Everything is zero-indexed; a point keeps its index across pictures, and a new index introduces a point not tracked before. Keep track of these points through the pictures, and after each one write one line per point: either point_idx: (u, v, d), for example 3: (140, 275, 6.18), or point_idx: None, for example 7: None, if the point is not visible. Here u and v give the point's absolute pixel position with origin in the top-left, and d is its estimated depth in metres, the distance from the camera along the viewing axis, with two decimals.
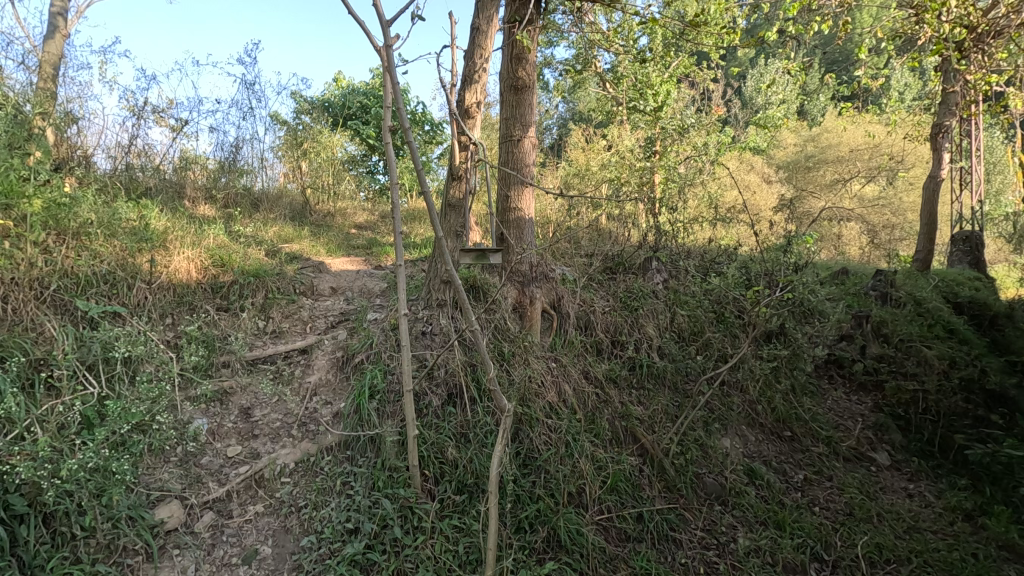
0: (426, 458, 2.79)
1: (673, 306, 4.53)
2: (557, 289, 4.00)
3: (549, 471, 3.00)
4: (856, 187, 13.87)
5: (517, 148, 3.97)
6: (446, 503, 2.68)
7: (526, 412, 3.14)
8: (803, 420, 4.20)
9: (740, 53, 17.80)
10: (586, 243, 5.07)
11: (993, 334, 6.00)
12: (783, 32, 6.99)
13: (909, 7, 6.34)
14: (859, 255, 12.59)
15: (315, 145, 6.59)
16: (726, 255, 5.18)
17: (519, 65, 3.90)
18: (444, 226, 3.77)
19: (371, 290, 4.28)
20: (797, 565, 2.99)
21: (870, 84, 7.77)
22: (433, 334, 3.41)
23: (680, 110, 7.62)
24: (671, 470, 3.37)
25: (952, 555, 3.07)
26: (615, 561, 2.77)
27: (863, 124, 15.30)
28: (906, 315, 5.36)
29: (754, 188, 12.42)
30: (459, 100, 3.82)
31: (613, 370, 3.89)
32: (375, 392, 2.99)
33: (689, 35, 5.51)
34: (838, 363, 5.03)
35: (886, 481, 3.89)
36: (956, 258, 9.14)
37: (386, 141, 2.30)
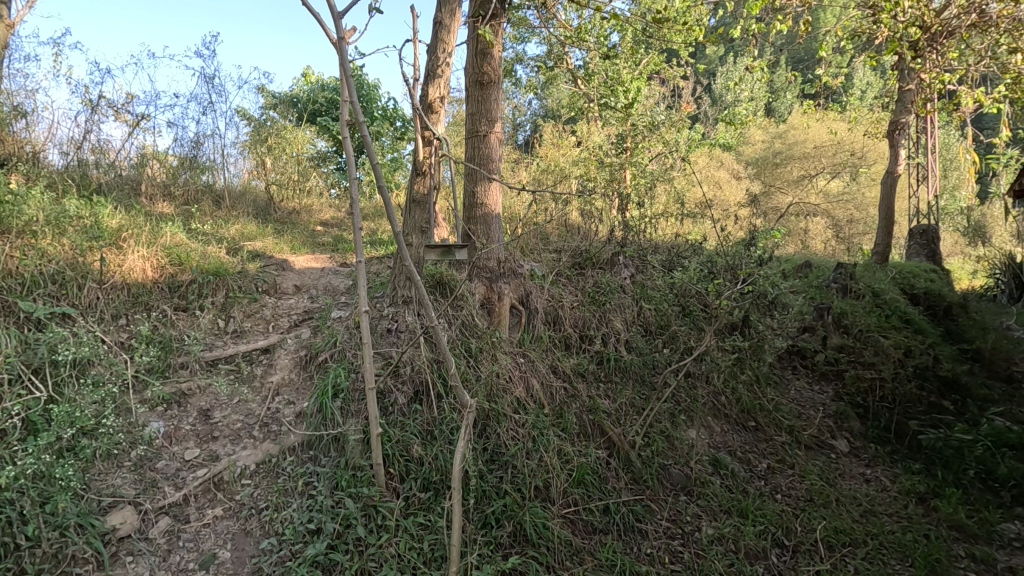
0: (390, 456, 2.76)
1: (640, 300, 4.59)
2: (525, 285, 4.03)
3: (516, 466, 2.99)
4: (822, 183, 14.27)
5: (483, 143, 3.96)
6: (411, 501, 2.66)
7: (493, 408, 3.14)
8: (767, 410, 4.30)
9: (709, 51, 18.11)
10: (556, 239, 5.12)
11: (946, 324, 6.29)
12: (747, 31, 7.16)
13: (866, 8, 6.56)
14: (824, 250, 12.95)
15: (280, 141, 6.44)
16: (692, 249, 5.26)
17: (484, 60, 3.88)
18: (408, 222, 3.73)
19: (336, 288, 4.21)
20: (759, 552, 3.05)
21: (831, 82, 8.00)
22: (399, 331, 3.39)
23: (648, 108, 7.71)
24: (638, 462, 3.41)
25: (904, 537, 3.19)
26: (581, 554, 2.79)
27: (827, 122, 15.76)
28: (864, 307, 5.55)
29: (722, 184, 12.66)
30: (423, 95, 3.78)
31: (581, 364, 3.92)
32: (339, 391, 2.95)
33: (657, 32, 5.59)
34: (801, 354, 5.12)
35: (845, 467, 3.99)
36: (913, 251, 9.46)
37: (344, 135, 2.26)
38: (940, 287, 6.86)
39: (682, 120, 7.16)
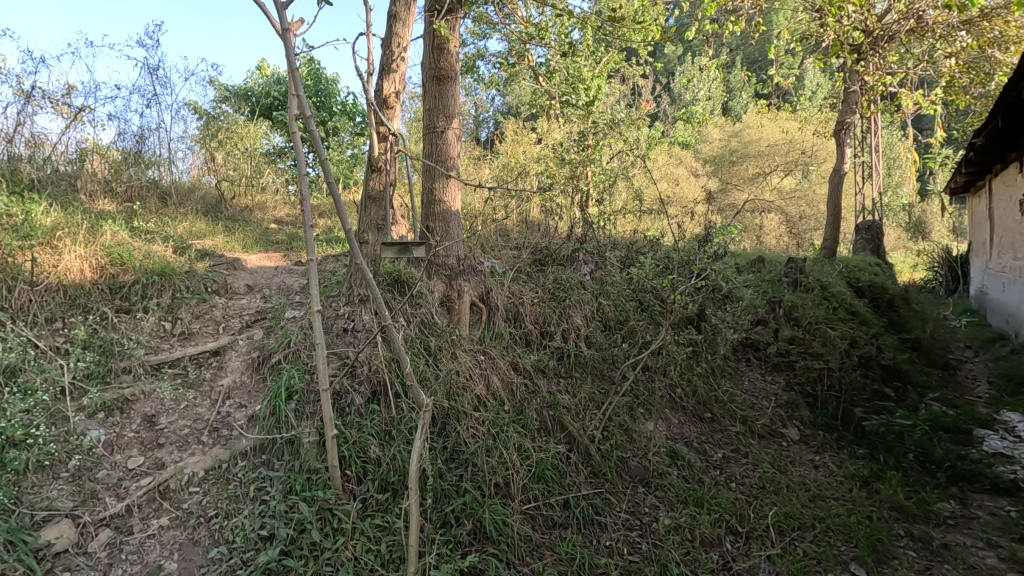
0: (346, 457, 2.71)
1: (599, 296, 4.64)
2: (485, 282, 4.02)
3: (476, 464, 2.99)
4: (776, 180, 14.77)
5: (440, 140, 3.94)
6: (368, 503, 2.62)
7: (453, 406, 3.13)
8: (722, 402, 4.41)
9: (667, 50, 18.46)
10: (516, 236, 5.13)
11: (888, 315, 6.60)
12: (703, 31, 7.34)
13: (815, 12, 6.82)
14: (777, 245, 13.40)
15: (230, 135, 6.28)
16: (650, 246, 5.36)
17: (441, 55, 3.84)
18: (364, 219, 3.66)
19: (290, 287, 4.09)
20: (714, 539, 3.13)
21: (783, 83, 8.28)
22: (355, 331, 3.33)
23: (609, 106, 7.81)
24: (597, 456, 3.46)
25: (849, 519, 3.33)
26: (541, 549, 2.81)
27: (779, 121, 16.30)
28: (813, 301, 5.77)
29: (681, 182, 12.97)
30: (377, 90, 3.71)
31: (541, 360, 3.93)
32: (293, 393, 2.87)
33: (617, 32, 5.66)
34: (755, 347, 5.26)
35: (795, 455, 4.13)
36: (860, 245, 9.89)
37: (292, 130, 2.19)
38: (883, 280, 7.20)
39: (642, 118, 7.26)
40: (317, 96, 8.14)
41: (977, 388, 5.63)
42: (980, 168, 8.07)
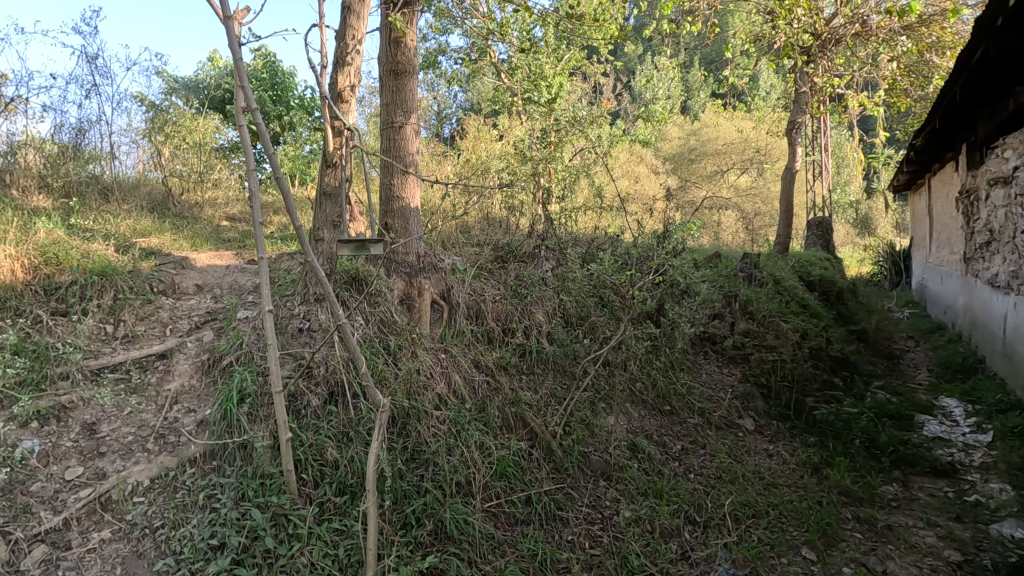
0: (302, 461, 2.64)
1: (561, 292, 4.67)
2: (446, 280, 3.98)
3: (437, 463, 2.96)
4: (733, 177, 15.18)
5: (398, 135, 3.87)
6: (325, 506, 2.56)
7: (413, 406, 3.09)
8: (681, 395, 4.50)
9: (627, 49, 18.71)
10: (477, 233, 5.11)
11: (837, 307, 6.88)
12: (661, 31, 7.46)
13: (767, 14, 7.04)
14: (734, 241, 13.78)
15: (179, 129, 5.99)
16: (611, 242, 5.42)
17: (398, 49, 3.77)
18: (319, 216, 3.55)
19: (242, 286, 3.95)
20: (673, 530, 3.19)
21: (737, 83, 8.51)
22: (311, 331, 3.25)
23: (572, 103, 7.84)
24: (559, 451, 3.47)
25: (800, 505, 3.46)
26: (503, 546, 2.80)
27: (735, 120, 16.76)
28: (767, 295, 5.96)
29: (641, 179, 13.20)
30: (332, 84, 3.61)
31: (503, 357, 3.92)
32: (245, 396, 2.78)
33: (578, 30, 5.70)
34: (712, 340, 5.44)
35: (751, 444, 4.24)
36: (811, 241, 10.27)
37: (239, 123, 2.09)
38: (832, 274, 7.50)
39: (604, 115, 7.34)
40: (274, 90, 7.94)
41: (918, 376, 5.93)
42: (920, 167, 8.51)
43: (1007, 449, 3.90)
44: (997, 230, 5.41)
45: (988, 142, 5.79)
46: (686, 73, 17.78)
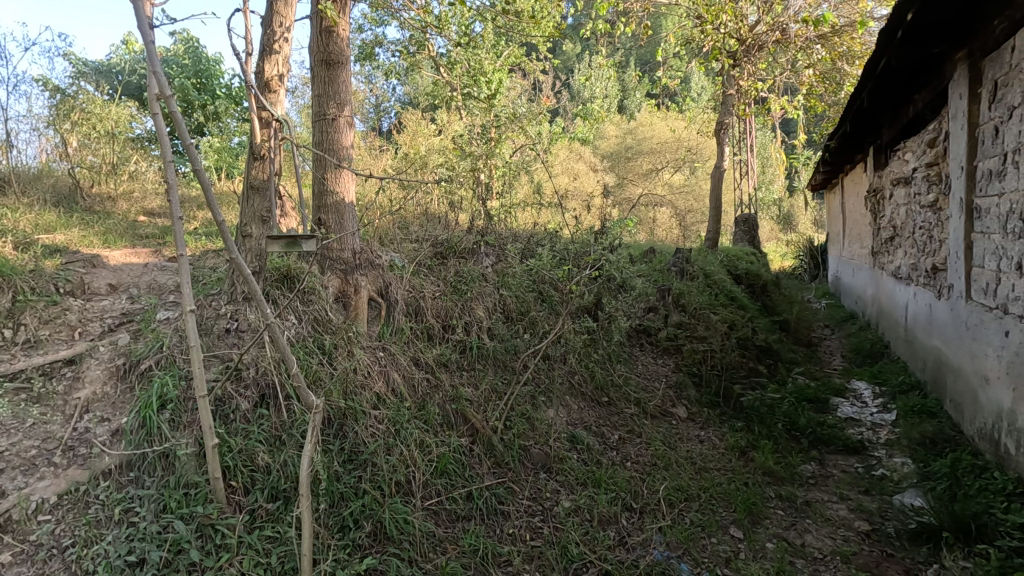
0: (231, 467, 2.52)
1: (501, 288, 4.69)
2: (384, 276, 3.94)
3: (376, 464, 2.90)
4: (667, 176, 15.75)
5: (331, 127, 3.75)
6: (257, 514, 2.45)
7: (349, 406, 3.02)
8: (618, 386, 4.63)
9: (565, 48, 19.02)
10: (417, 229, 5.05)
11: (761, 299, 7.30)
12: (597, 31, 7.64)
13: (697, 18, 7.43)
14: (669, 237, 14.30)
15: (88, 117, 5.53)
16: (550, 238, 5.50)
17: (329, 38, 3.65)
18: (246, 211, 3.34)
19: (162, 286, 3.72)
20: (611, 517, 3.27)
21: (669, 84, 8.89)
22: (239, 331, 3.11)
23: (511, 100, 7.88)
24: (500, 446, 3.48)
25: (729, 487, 3.64)
26: (444, 543, 2.79)
27: (669, 120, 17.40)
28: (698, 289, 6.24)
29: (580, 177, 13.47)
30: (258, 73, 3.41)
31: (444, 354, 3.88)
32: (166, 402, 2.61)
33: (517, 27, 5.74)
34: (647, 332, 5.55)
35: (683, 431, 4.41)
36: (738, 236, 10.84)
37: (154, 110, 1.94)
38: (757, 268, 7.95)
39: (543, 112, 7.42)
40: (199, 78, 7.85)
41: (833, 362, 6.39)
42: (834, 167, 9.13)
43: (908, 426, 4.27)
44: (900, 226, 5.90)
45: (892, 144, 6.29)
46: (623, 73, 18.26)
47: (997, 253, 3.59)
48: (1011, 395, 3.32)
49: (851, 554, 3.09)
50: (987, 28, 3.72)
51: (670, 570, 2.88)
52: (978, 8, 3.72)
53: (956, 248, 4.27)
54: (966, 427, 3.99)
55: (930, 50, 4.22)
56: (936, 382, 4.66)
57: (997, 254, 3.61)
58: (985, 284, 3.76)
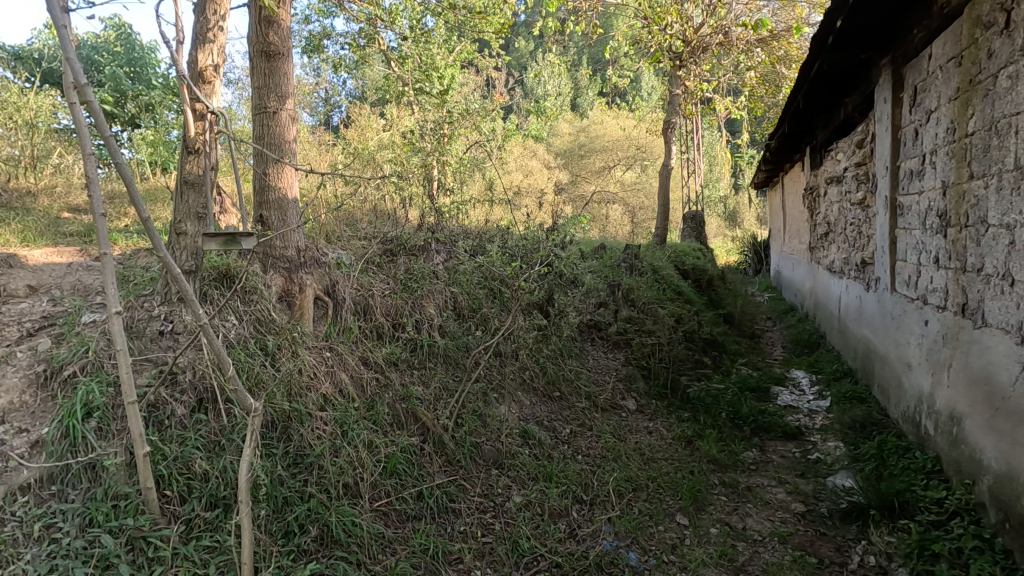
0: (165, 476, 2.40)
1: (452, 285, 4.66)
2: (330, 275, 3.88)
3: (322, 467, 2.84)
4: (618, 173, 16.07)
5: (272, 121, 3.62)
6: (193, 523, 2.35)
7: (294, 408, 2.94)
8: (569, 381, 4.69)
9: (518, 45, 19.10)
10: (366, 226, 4.96)
11: (707, 294, 7.55)
12: (548, 28, 7.69)
13: (644, 18, 7.62)
14: (621, 233, 14.61)
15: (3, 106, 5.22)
16: (502, 234, 5.52)
17: (269, 29, 3.53)
18: (180, 208, 3.10)
19: (88, 286, 3.51)
20: (562, 510, 3.32)
21: (619, 82, 9.08)
22: (174, 333, 2.97)
23: (464, 96, 7.83)
24: (451, 444, 3.47)
25: (675, 476, 3.76)
26: (393, 545, 2.75)
27: (620, 118, 17.74)
28: (646, 284, 6.41)
29: (533, 173, 13.55)
30: (190, 63, 3.16)
31: (393, 353, 3.82)
32: (92, 410, 2.46)
33: (469, 22, 5.71)
34: (598, 327, 5.64)
35: (633, 423, 4.51)
36: (685, 233, 11.18)
37: (72, 101, 1.82)
38: (702, 263, 8.23)
39: (496, 108, 7.42)
40: (133, 66, 7.58)
41: (774, 352, 6.68)
42: (775, 166, 9.54)
43: (840, 411, 4.52)
44: (833, 223, 6.22)
45: (826, 145, 6.63)
46: (575, 72, 18.50)
47: (918, 248, 3.84)
48: (930, 380, 3.56)
49: (787, 535, 3.24)
50: (907, 37, 3.96)
51: (619, 560, 2.94)
52: (901, 18, 3.95)
53: (882, 243, 4.54)
54: (892, 410, 4.24)
55: (858, 56, 4.47)
56: (866, 369, 4.95)
57: (917, 248, 3.86)
58: (908, 277, 4.01)
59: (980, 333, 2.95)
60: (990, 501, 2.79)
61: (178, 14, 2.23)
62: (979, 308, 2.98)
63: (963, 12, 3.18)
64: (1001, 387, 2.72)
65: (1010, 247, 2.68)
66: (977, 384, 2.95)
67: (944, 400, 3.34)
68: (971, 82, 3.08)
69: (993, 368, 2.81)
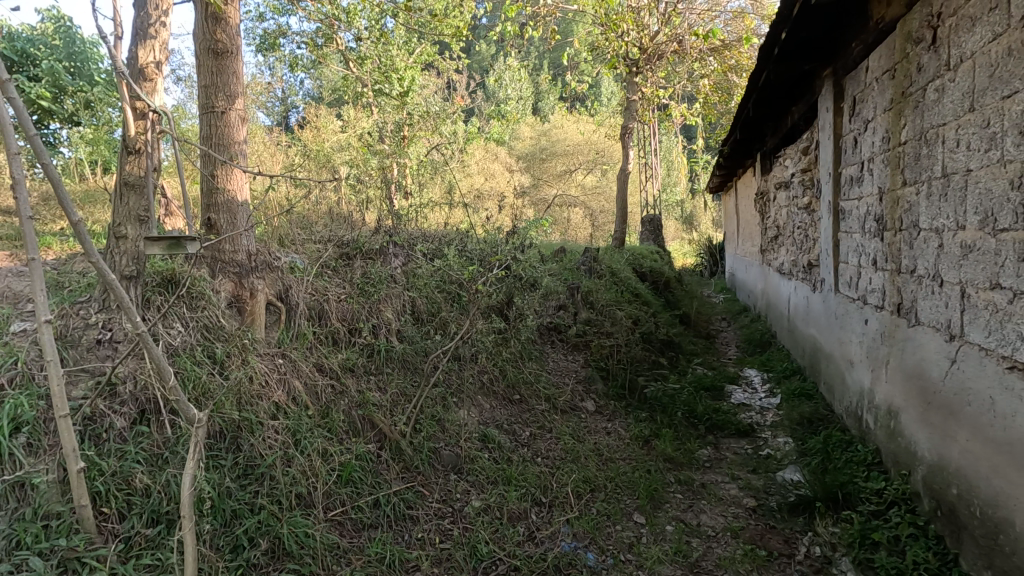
0: (102, 493, 2.29)
1: (409, 289, 4.60)
2: (283, 279, 3.80)
3: (273, 477, 2.76)
4: (579, 177, 16.29)
5: (220, 122, 3.51)
6: (133, 541, 2.24)
7: (245, 418, 2.85)
8: (529, 384, 4.71)
9: (480, 49, 19.13)
10: (321, 230, 4.86)
11: (664, 295, 7.72)
12: (508, 33, 7.73)
13: (601, 24, 7.78)
14: (582, 236, 14.80)
15: None
16: (461, 238, 5.50)
17: (217, 26, 3.42)
18: (119, 210, 2.93)
19: (19, 293, 3.30)
20: (521, 513, 3.33)
21: (578, 87, 9.22)
22: (114, 342, 2.83)
23: (424, 98, 7.78)
24: (408, 450, 3.43)
25: (633, 476, 3.82)
26: (348, 555, 2.69)
27: (580, 122, 17.98)
28: (605, 287, 6.50)
29: (495, 176, 13.58)
30: (130, 59, 3.03)
31: (349, 359, 3.74)
32: (21, 425, 2.33)
33: (429, 25, 5.68)
34: (557, 330, 5.68)
35: (592, 424, 4.55)
36: (644, 236, 11.41)
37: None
38: (659, 266, 8.42)
39: (457, 111, 7.41)
40: (73, 61, 7.20)
41: (727, 352, 6.89)
42: (728, 172, 9.85)
43: (789, 408, 4.69)
44: (782, 226, 6.46)
45: (775, 152, 6.88)
46: (536, 76, 18.67)
47: (858, 250, 4.03)
48: (870, 376, 3.73)
49: (739, 530, 3.34)
50: (845, 50, 4.16)
51: (577, 560, 2.97)
52: (840, 32, 4.15)
53: (826, 246, 4.74)
54: (837, 406, 4.43)
55: (802, 66, 4.67)
56: (813, 366, 5.15)
57: (857, 251, 4.04)
58: (849, 278, 4.20)
59: (913, 331, 3.11)
60: (923, 490, 2.94)
61: (116, 7, 2.13)
62: (912, 307, 3.14)
63: (895, 28, 3.36)
64: (932, 381, 2.87)
65: (939, 249, 2.84)
66: (911, 379, 3.12)
67: (883, 395, 3.51)
68: (903, 94, 3.25)
69: (925, 364, 2.97)
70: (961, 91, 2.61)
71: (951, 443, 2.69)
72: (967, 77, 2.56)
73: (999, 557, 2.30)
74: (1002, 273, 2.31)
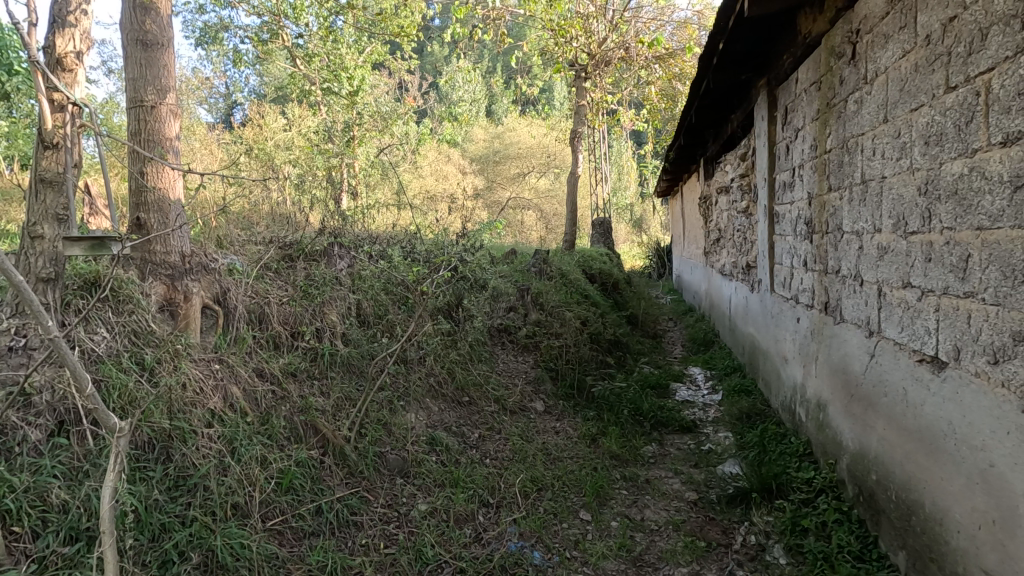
0: (13, 510, 2.13)
1: (355, 291, 4.50)
2: (220, 282, 3.66)
3: (207, 487, 2.64)
4: (532, 180, 16.50)
5: (150, 116, 3.34)
6: (48, 562, 2.10)
7: (176, 427, 2.72)
8: (478, 385, 4.70)
9: (432, 49, 19.11)
10: (263, 231, 4.71)
11: (612, 296, 7.88)
12: (458, 34, 7.74)
13: (550, 29, 7.90)
14: (536, 239, 14.98)
15: None
16: (410, 239, 5.45)
17: (146, 16, 3.28)
18: (35, 208, 2.71)
19: None
20: (468, 515, 3.31)
21: (527, 91, 9.32)
22: (29, 349, 2.66)
23: (375, 98, 7.67)
24: (353, 454, 3.36)
25: (580, 474, 3.88)
26: (287, 564, 2.60)
27: (533, 125, 18.23)
28: (555, 288, 6.59)
29: (450, 177, 13.56)
30: (45, 49, 2.82)
31: (292, 363, 3.64)
32: None
33: (380, 24, 5.61)
34: (508, 331, 5.71)
35: (541, 424, 4.59)
36: (594, 238, 11.64)
37: None
38: (608, 267, 8.61)
39: (408, 113, 7.34)
40: None
41: (673, 351, 7.09)
42: (675, 176, 10.14)
43: (729, 404, 4.87)
44: (723, 229, 6.71)
45: (716, 157, 7.15)
46: (489, 79, 18.82)
47: (791, 252, 4.23)
48: (802, 371, 3.93)
49: (681, 522, 3.44)
50: (777, 62, 4.37)
51: (523, 560, 2.98)
52: (773, 44, 4.35)
53: (762, 248, 4.96)
54: (773, 401, 4.63)
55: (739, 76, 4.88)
56: (753, 363, 5.35)
57: (790, 252, 4.25)
58: (783, 279, 4.42)
59: (838, 328, 3.30)
60: (848, 477, 3.12)
61: None
62: (837, 305, 3.33)
63: (821, 42, 3.55)
64: (854, 375, 3.06)
65: (859, 251, 3.03)
66: (836, 373, 3.31)
67: (813, 389, 3.70)
68: (828, 105, 3.45)
69: (848, 359, 3.16)
70: (876, 103, 2.79)
71: (871, 432, 2.86)
72: (881, 90, 2.74)
73: (912, 536, 2.46)
74: (913, 272, 2.48)
